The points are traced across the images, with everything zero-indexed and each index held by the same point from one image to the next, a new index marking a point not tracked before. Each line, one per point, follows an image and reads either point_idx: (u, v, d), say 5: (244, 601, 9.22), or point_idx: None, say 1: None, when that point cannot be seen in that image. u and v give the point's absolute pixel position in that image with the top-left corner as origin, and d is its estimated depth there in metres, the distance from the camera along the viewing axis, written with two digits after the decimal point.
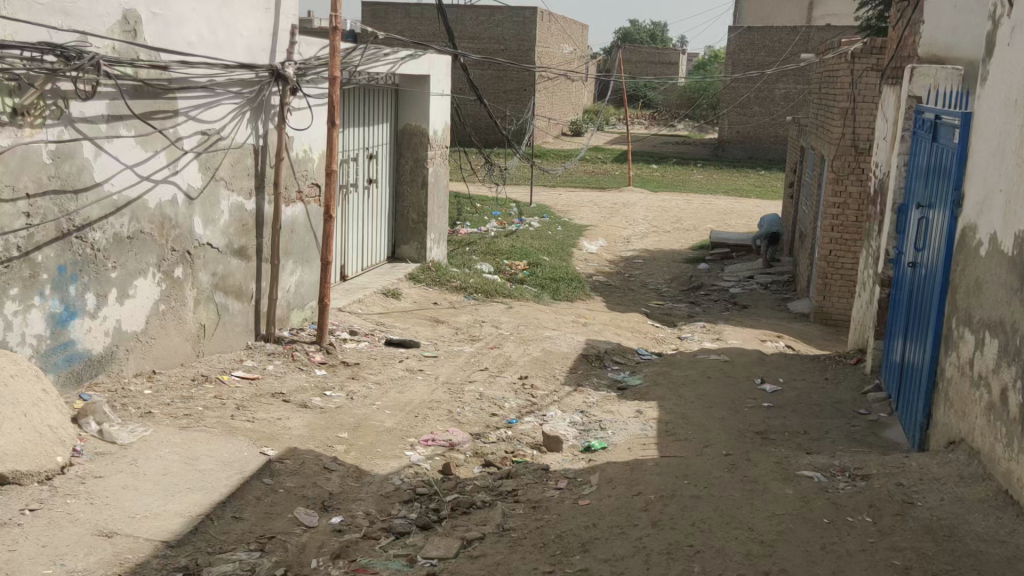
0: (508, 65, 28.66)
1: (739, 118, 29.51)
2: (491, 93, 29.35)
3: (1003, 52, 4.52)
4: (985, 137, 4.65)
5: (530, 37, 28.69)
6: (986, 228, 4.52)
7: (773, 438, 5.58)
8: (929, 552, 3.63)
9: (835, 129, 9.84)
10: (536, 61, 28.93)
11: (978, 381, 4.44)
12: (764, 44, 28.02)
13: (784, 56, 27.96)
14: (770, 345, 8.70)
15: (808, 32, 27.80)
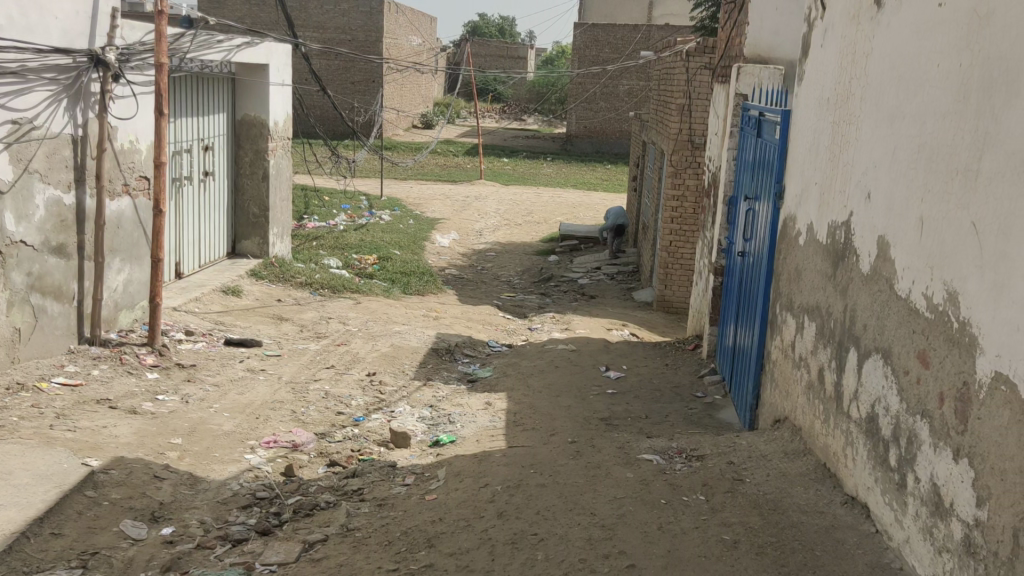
0: (354, 56, 28.28)
1: (585, 114, 30.25)
2: (338, 85, 28.88)
3: (816, 53, 4.82)
4: (802, 134, 4.95)
5: (379, 28, 28.38)
6: (804, 218, 4.82)
7: (616, 424, 5.76)
8: (756, 525, 3.84)
9: (673, 124, 10.24)
10: (383, 53, 28.64)
11: (799, 362, 4.75)
12: (608, 41, 28.88)
13: (626, 53, 28.91)
14: (616, 333, 8.98)
15: (648, 30, 28.82)
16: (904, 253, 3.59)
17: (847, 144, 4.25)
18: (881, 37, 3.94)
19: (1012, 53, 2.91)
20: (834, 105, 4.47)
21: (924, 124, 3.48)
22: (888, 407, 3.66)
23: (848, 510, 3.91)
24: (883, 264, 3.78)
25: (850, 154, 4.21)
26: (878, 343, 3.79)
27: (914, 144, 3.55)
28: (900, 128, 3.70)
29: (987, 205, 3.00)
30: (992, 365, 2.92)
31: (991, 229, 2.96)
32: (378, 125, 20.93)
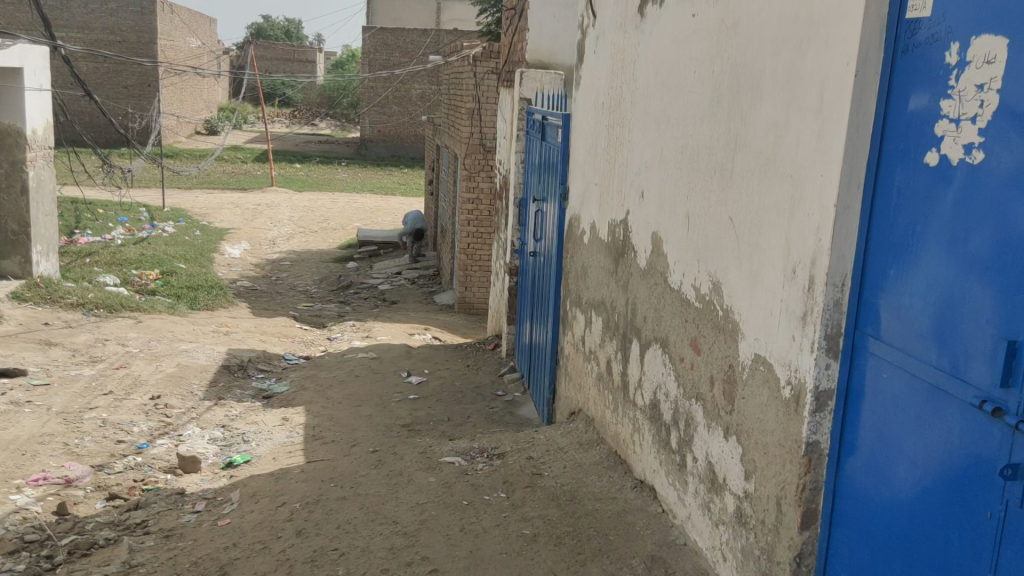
0: (125, 59, 26.54)
1: (378, 118, 30.06)
2: (107, 89, 26.99)
3: (589, 60, 5.05)
4: (581, 136, 5.17)
5: (152, 28, 26.77)
6: (586, 218, 5.03)
7: (418, 429, 5.75)
8: (554, 517, 3.99)
9: (464, 128, 10.36)
10: (157, 55, 27.06)
11: (589, 355, 4.96)
12: (397, 44, 28.85)
13: (417, 57, 29.02)
14: (418, 337, 8.99)
15: (437, 34, 29.05)
16: (674, 247, 3.86)
17: (621, 145, 4.48)
18: (645, 45, 4.19)
19: (756, 61, 3.22)
20: (607, 108, 4.70)
21: (686, 127, 3.75)
22: (667, 393, 3.92)
23: (637, 493, 4.13)
24: (657, 259, 4.04)
25: (624, 155, 4.44)
26: (656, 333, 4.04)
27: (678, 145, 3.82)
28: (665, 130, 3.96)
29: (741, 201, 3.31)
30: (752, 348, 3.25)
31: (746, 223, 3.29)
32: (155, 131, 19.68)
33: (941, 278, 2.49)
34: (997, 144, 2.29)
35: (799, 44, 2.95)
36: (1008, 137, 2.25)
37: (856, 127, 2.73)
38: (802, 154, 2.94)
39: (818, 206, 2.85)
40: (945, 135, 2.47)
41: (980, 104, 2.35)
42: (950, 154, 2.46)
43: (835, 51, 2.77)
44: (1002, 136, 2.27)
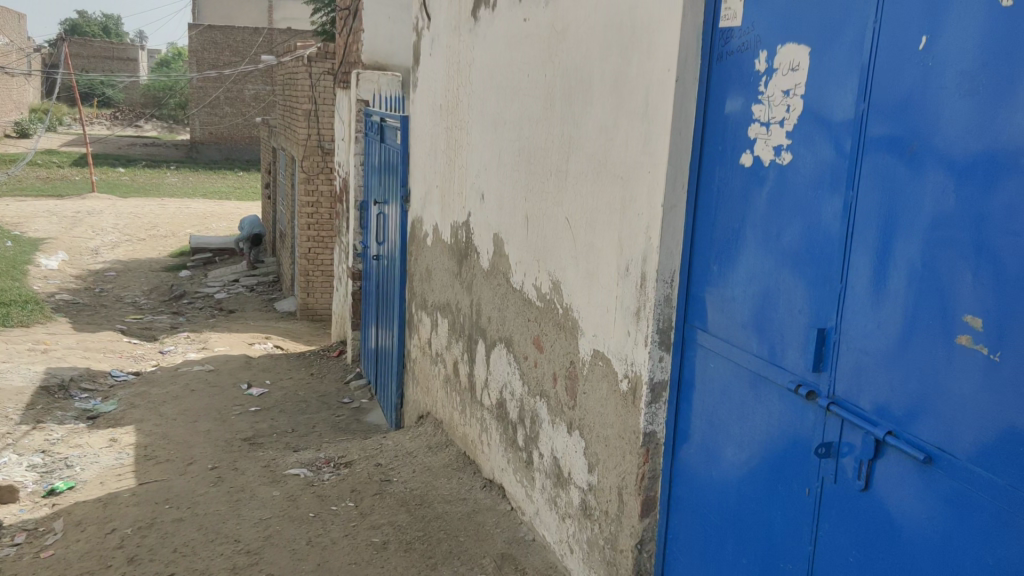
0: None
1: (208, 119, 28.81)
2: None
3: (425, 61, 5.05)
4: (419, 138, 5.16)
5: None
6: (429, 220, 5.02)
7: (260, 442, 5.56)
8: (403, 522, 4.01)
9: (301, 130, 10.10)
10: None
11: (435, 357, 4.96)
12: (228, 43, 27.78)
13: (249, 56, 28.06)
14: (258, 347, 8.69)
15: (270, 34, 28.21)
16: (514, 247, 3.92)
17: (459, 147, 4.51)
18: (480, 48, 4.24)
19: (585, 65, 3.32)
20: (444, 111, 4.71)
21: (522, 129, 3.82)
22: (513, 392, 3.98)
23: (487, 493, 4.18)
24: (499, 260, 4.08)
25: (463, 158, 4.46)
26: (500, 333, 4.09)
27: (515, 147, 3.88)
28: (502, 132, 4.01)
29: (576, 202, 3.40)
30: (590, 344, 3.35)
31: (580, 222, 3.38)
32: None
33: (759, 272, 2.68)
34: (804, 146, 2.49)
35: (624, 50, 3.06)
36: (813, 140, 2.46)
37: (679, 130, 2.87)
38: (631, 156, 3.05)
39: (646, 206, 2.97)
40: (757, 138, 2.66)
41: (787, 109, 2.55)
42: (763, 155, 2.64)
43: (657, 57, 2.89)
44: (807, 138, 2.48)
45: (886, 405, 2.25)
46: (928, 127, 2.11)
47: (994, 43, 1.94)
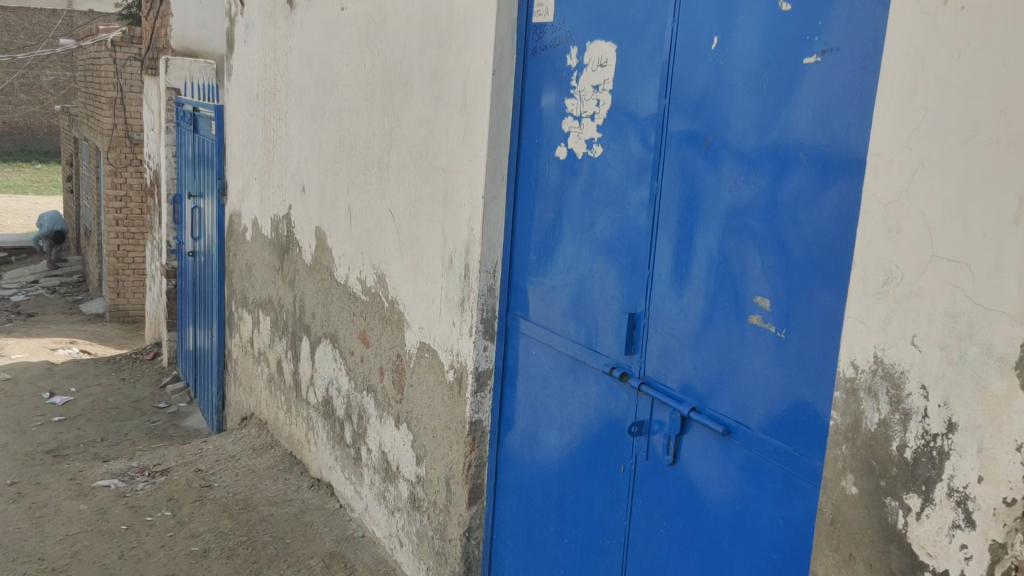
0: None
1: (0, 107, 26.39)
2: None
3: (239, 49, 4.86)
4: (235, 129, 4.96)
5: None
6: (247, 214, 4.84)
7: (65, 453, 5.18)
8: (224, 528, 3.88)
9: (105, 119, 9.45)
10: None
11: (257, 356, 4.81)
12: (21, 25, 25.53)
13: (46, 40, 25.92)
14: (62, 352, 8.07)
15: (70, 17, 26.18)
16: (336, 241, 3.86)
17: (277, 139, 4.37)
18: (297, 36, 4.13)
19: (403, 57, 3.31)
20: (261, 100, 4.55)
21: (342, 120, 3.76)
22: (339, 388, 3.91)
23: (314, 492, 4.12)
24: (322, 254, 4.00)
25: (281, 150, 4.33)
26: (325, 329, 4.01)
27: (335, 139, 3.81)
28: (322, 123, 3.93)
29: (399, 194, 3.39)
30: (416, 336, 3.35)
31: (404, 214, 3.37)
32: None
33: (575, 261, 2.78)
34: (613, 140, 2.61)
35: (442, 43, 3.08)
36: (620, 133, 2.59)
37: (497, 122, 2.91)
38: (451, 149, 3.07)
39: (468, 198, 3.00)
40: (571, 131, 2.75)
41: (596, 103, 2.65)
42: (575, 148, 2.74)
43: (474, 50, 2.93)
44: (615, 132, 2.60)
45: (690, 383, 2.41)
46: (721, 123, 2.29)
47: (776, 46, 2.13)
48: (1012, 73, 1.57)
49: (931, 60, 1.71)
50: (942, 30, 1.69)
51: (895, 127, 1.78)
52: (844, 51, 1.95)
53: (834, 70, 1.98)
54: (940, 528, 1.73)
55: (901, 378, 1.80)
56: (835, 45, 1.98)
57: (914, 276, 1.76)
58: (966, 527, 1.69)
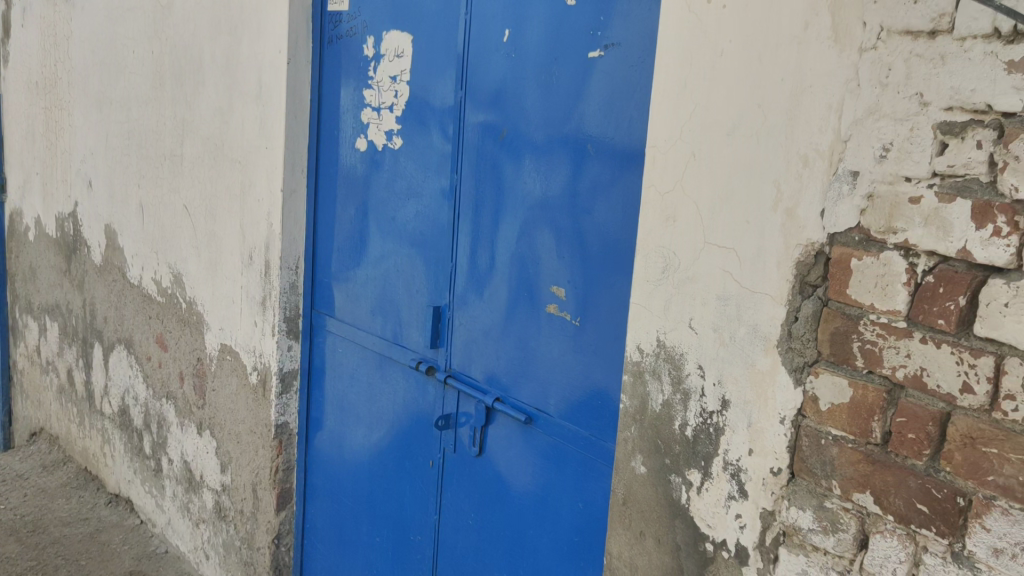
0: None
1: None
2: None
3: (15, 32, 4.45)
4: (13, 119, 4.54)
5: None
6: (29, 212, 4.45)
7: None
8: (10, 554, 3.55)
9: None
10: None
11: (45, 366, 4.45)
12: None
13: None
14: None
15: None
16: (128, 240, 3.62)
17: (60, 131, 4.04)
18: (79, 20, 3.83)
19: (193, 44, 3.13)
20: (41, 88, 4.19)
21: (130, 111, 3.52)
22: (136, 396, 3.67)
23: (113, 509, 3.87)
24: (112, 254, 3.74)
25: (65, 142, 4.01)
26: (119, 334, 3.75)
27: (123, 130, 3.57)
28: (108, 113, 3.67)
29: (193, 188, 3.21)
30: (217, 338, 3.19)
31: (200, 209, 3.19)
32: None
33: (380, 255, 2.74)
34: (413, 132, 2.59)
35: (234, 30, 2.94)
36: (419, 126, 2.57)
37: (294, 113, 2.82)
38: (246, 142, 2.94)
39: (266, 192, 2.87)
40: (370, 123, 2.72)
41: (394, 95, 2.63)
42: (375, 140, 2.71)
43: (267, 38, 2.81)
44: (413, 124, 2.59)
45: (494, 373, 2.43)
46: (515, 115, 2.32)
47: (561, 40, 2.18)
48: (766, 69, 1.69)
49: (697, 55, 1.81)
50: (706, 27, 1.79)
51: (669, 120, 1.87)
52: (623, 46, 2.02)
53: (617, 64, 2.05)
54: (718, 500, 1.84)
55: (680, 360, 1.89)
56: (616, 40, 2.05)
57: (689, 262, 1.86)
58: (740, 497, 1.81)
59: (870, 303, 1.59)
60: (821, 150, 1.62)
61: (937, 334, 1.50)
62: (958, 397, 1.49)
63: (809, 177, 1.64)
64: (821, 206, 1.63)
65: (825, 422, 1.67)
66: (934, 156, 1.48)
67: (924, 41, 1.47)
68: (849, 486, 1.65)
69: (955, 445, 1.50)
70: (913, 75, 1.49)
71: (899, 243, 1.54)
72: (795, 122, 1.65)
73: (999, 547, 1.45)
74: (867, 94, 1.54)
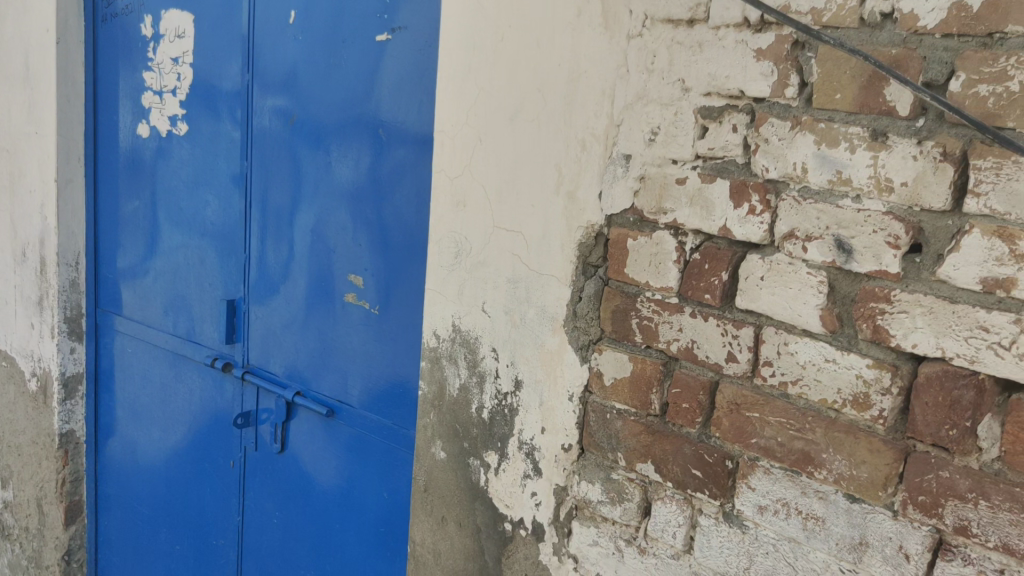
0: None
1: None
2: None
3: None
4: None
5: None
6: None
7: None
8: None
9: None
10: None
11: None
12: None
13: None
14: None
15: None
16: None
17: None
18: None
19: None
20: None
21: None
22: None
23: None
24: None
25: None
26: None
27: None
28: None
29: None
30: None
31: None
32: None
33: (173, 249, 2.61)
34: (201, 116, 2.48)
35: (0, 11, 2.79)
36: (206, 111, 2.47)
37: (66, 97, 2.68)
38: (16, 128, 2.79)
39: (38, 182, 2.72)
40: (151, 107, 2.60)
41: (176, 77, 2.52)
42: (158, 125, 2.59)
43: (34, 19, 2.69)
44: (201, 108, 2.48)
45: (294, 367, 2.37)
46: (305, 100, 2.26)
47: (347, 22, 2.14)
48: (543, 54, 1.71)
49: (479, 38, 1.81)
50: (487, 12, 1.79)
51: (454, 106, 1.88)
52: (409, 30, 2.01)
53: (404, 48, 2.03)
54: (514, 480, 1.88)
55: (475, 343, 1.90)
56: (403, 24, 2.03)
57: (479, 247, 1.87)
58: (534, 475, 1.85)
59: (645, 280, 1.66)
60: (596, 133, 1.66)
61: (705, 308, 1.58)
62: (724, 365, 1.58)
63: (587, 161, 1.69)
64: (599, 187, 1.68)
65: (609, 396, 1.73)
66: (697, 139, 1.55)
67: (684, 28, 1.54)
68: (633, 457, 1.71)
69: (723, 412, 1.59)
70: (675, 61, 1.56)
71: (669, 223, 1.61)
72: (572, 106, 1.69)
73: (763, 504, 1.55)
74: (635, 80, 1.60)
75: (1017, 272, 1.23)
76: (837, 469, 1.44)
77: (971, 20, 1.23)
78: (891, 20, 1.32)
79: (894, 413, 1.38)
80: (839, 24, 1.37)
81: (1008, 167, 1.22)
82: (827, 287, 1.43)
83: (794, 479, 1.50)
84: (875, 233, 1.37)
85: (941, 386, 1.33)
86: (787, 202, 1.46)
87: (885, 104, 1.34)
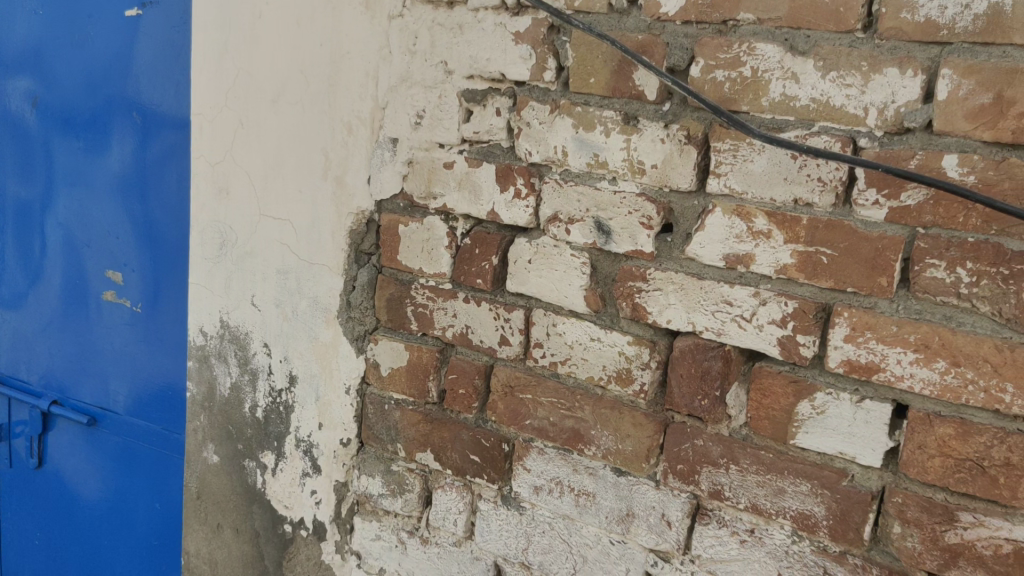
0: None
1: None
2: None
3: None
4: None
5: None
6: None
7: None
8: None
9: None
10: None
11: None
12: None
13: None
14: None
15: None
16: None
17: None
18: None
19: None
20: None
21: None
22: None
23: None
24: None
25: None
26: None
27: None
28: None
29: None
30: None
31: None
32: None
33: None
34: None
35: None
36: None
37: None
38: None
39: None
40: None
41: None
42: None
43: None
44: None
45: (49, 374, 2.18)
46: (50, 80, 2.06)
47: None
48: (303, 33, 1.64)
49: (235, 14, 1.70)
50: None
51: (211, 88, 1.76)
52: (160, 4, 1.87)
53: (154, 23, 1.89)
54: (293, 479, 1.80)
55: (245, 339, 1.80)
56: None
57: (245, 238, 1.77)
58: (313, 472, 1.78)
59: (419, 267, 1.63)
60: (363, 117, 1.61)
61: (477, 293, 1.57)
62: (497, 349, 1.57)
63: (354, 144, 1.63)
64: (367, 172, 1.63)
65: (387, 387, 1.69)
66: (462, 122, 1.54)
67: (444, 9, 1.51)
68: (412, 447, 1.68)
69: (498, 395, 1.58)
70: (437, 43, 1.53)
71: (439, 208, 1.58)
72: (336, 87, 1.63)
73: (538, 485, 1.56)
74: (398, 61, 1.57)
75: (755, 248, 1.28)
76: (604, 444, 1.47)
77: (708, 8, 1.27)
78: (636, 7, 1.35)
79: (654, 387, 1.42)
80: (590, 9, 1.38)
81: (743, 149, 1.27)
82: (590, 267, 1.45)
83: (566, 458, 1.52)
84: (630, 214, 1.39)
85: (693, 358, 1.37)
86: (549, 185, 1.46)
87: (634, 88, 1.36)
